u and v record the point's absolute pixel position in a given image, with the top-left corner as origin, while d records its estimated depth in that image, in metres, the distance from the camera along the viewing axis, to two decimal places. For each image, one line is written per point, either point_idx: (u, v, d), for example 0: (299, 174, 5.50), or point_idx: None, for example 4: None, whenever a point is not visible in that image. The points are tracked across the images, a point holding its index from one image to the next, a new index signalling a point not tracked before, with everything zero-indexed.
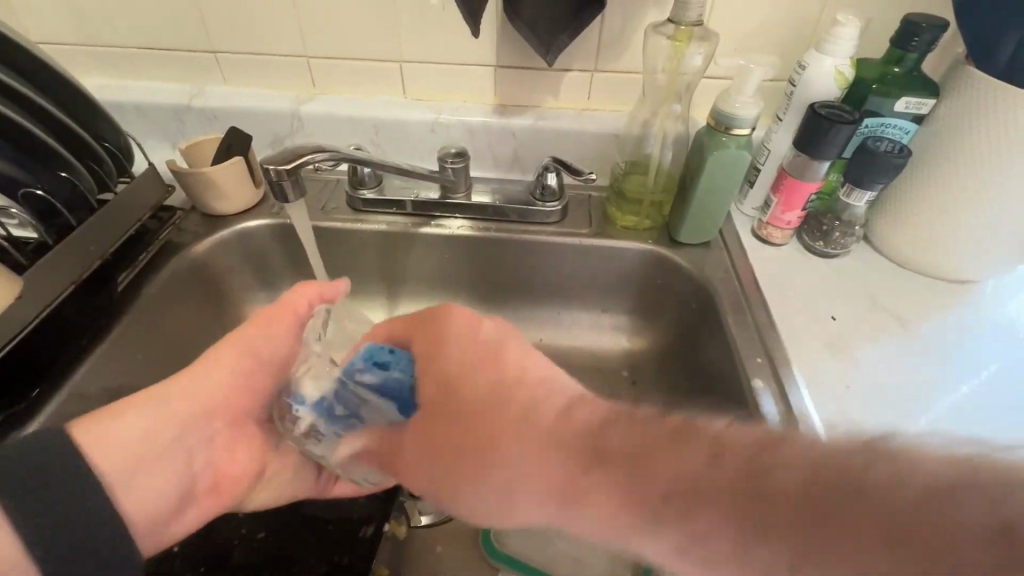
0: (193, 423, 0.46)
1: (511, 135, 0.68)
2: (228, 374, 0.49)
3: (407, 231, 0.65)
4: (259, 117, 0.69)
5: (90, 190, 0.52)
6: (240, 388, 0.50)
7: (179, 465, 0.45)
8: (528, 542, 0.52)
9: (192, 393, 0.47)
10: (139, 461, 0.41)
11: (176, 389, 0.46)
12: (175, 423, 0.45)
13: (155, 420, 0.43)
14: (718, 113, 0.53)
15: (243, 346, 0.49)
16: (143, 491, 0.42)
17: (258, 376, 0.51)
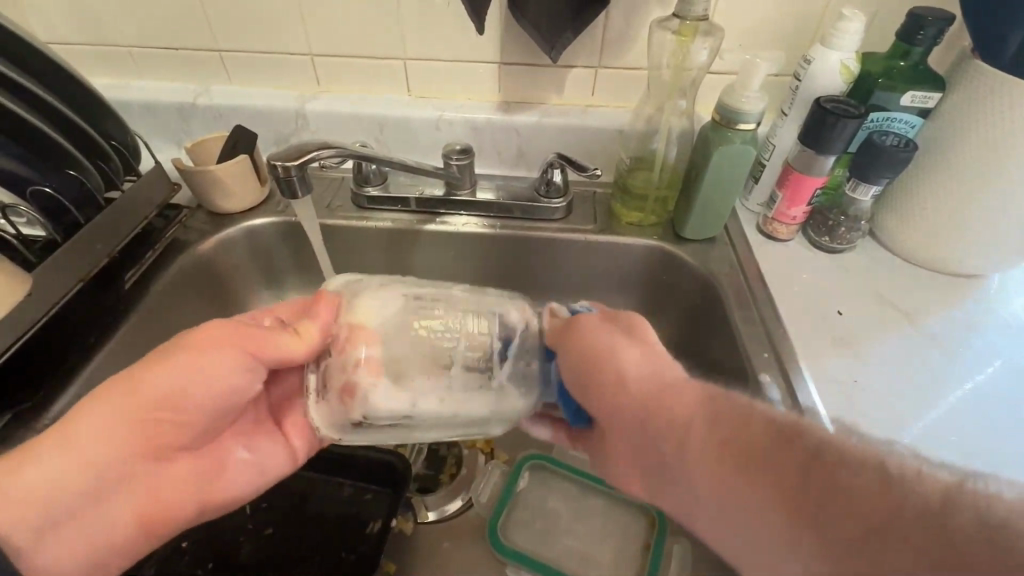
0: (116, 462, 0.39)
1: (516, 132, 0.68)
2: (146, 407, 0.40)
3: (411, 229, 0.65)
4: (263, 115, 0.69)
5: (98, 188, 0.52)
6: (164, 419, 0.41)
7: (111, 504, 0.39)
8: (534, 538, 0.52)
9: (102, 434, 0.38)
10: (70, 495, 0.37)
11: (88, 431, 0.38)
12: (92, 467, 0.38)
13: (71, 467, 0.37)
14: (724, 109, 0.53)
15: (171, 376, 0.40)
16: (73, 534, 0.37)
17: (191, 405, 0.42)
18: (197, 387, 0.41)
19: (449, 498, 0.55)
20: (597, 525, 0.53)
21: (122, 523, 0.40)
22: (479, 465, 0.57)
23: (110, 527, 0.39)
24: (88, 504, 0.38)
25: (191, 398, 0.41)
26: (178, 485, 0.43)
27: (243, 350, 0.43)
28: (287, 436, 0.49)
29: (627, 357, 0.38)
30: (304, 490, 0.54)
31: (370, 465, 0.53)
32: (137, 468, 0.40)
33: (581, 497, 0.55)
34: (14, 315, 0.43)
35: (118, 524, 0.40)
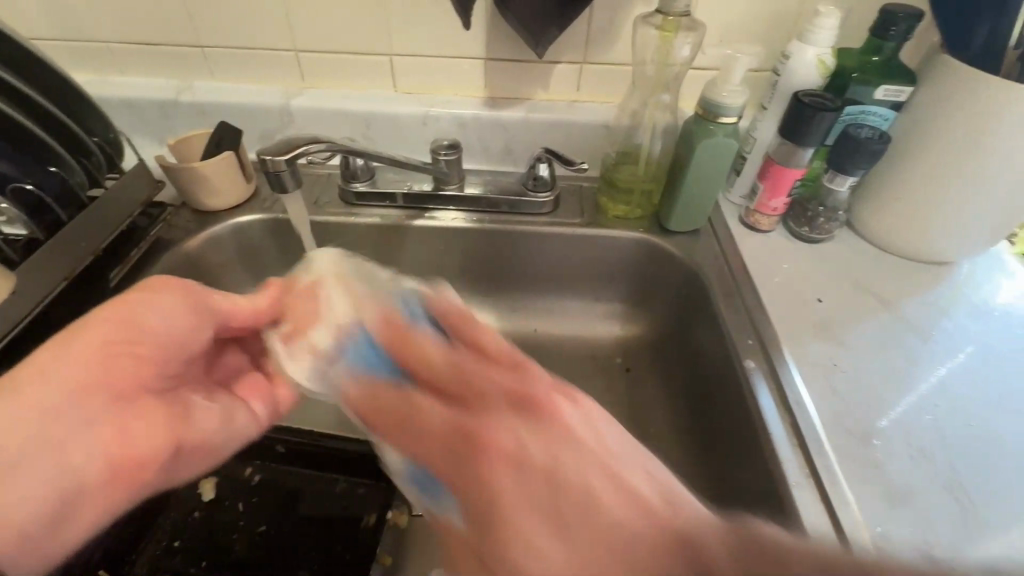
0: (72, 396, 0.36)
1: (502, 128, 0.69)
2: (96, 342, 0.38)
3: (400, 224, 0.65)
4: (248, 112, 0.69)
5: (81, 185, 0.51)
6: (124, 355, 0.39)
7: (67, 451, 0.34)
8: None
9: (58, 375, 0.36)
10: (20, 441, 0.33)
11: (36, 372, 0.35)
12: (40, 407, 0.35)
13: (20, 408, 0.34)
14: (706, 102, 0.55)
15: (119, 316, 0.39)
16: (30, 477, 0.33)
17: (146, 340, 0.40)
18: (155, 322, 0.41)
19: None
20: None
21: (90, 462, 0.35)
22: None
23: (70, 469, 0.34)
24: (43, 447, 0.34)
25: (142, 332, 0.40)
26: (143, 428, 0.37)
27: (200, 309, 0.44)
28: (246, 398, 0.46)
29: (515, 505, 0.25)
30: (296, 487, 0.54)
31: (364, 460, 0.53)
32: (98, 408, 0.36)
33: None
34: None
35: (84, 465, 0.35)
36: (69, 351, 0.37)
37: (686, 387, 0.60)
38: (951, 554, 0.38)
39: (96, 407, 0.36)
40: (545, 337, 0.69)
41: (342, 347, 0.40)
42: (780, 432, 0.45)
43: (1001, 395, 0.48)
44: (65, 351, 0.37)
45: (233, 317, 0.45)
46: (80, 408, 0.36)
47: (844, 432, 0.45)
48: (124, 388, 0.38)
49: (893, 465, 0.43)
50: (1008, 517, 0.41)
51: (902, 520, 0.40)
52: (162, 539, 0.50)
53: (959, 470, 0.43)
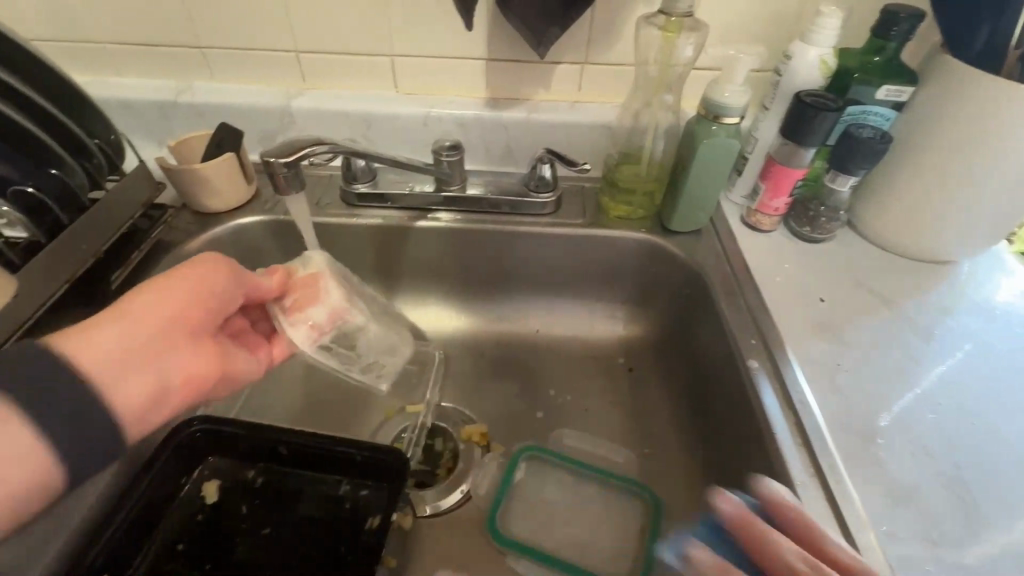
0: (172, 328, 0.37)
1: (503, 129, 0.69)
2: (193, 291, 0.39)
3: (402, 225, 0.65)
4: (247, 113, 0.68)
5: (81, 187, 0.51)
6: (213, 302, 0.40)
7: (168, 371, 0.36)
8: (536, 528, 0.53)
9: (160, 309, 0.36)
10: (126, 359, 0.33)
11: (130, 305, 0.35)
12: (136, 335, 0.35)
13: (123, 332, 0.34)
14: (708, 103, 0.55)
15: (206, 272, 0.40)
16: (131, 388, 0.33)
17: (228, 294, 0.41)
18: (232, 280, 0.42)
19: (450, 489, 0.55)
20: (595, 513, 0.54)
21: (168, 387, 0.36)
22: (475, 458, 0.58)
23: (168, 387, 0.36)
24: (146, 366, 0.34)
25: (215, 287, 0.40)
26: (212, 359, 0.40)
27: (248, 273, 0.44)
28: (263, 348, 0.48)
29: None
30: (299, 489, 0.54)
31: (367, 462, 0.53)
32: (188, 343, 0.38)
33: (579, 484, 0.56)
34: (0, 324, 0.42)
35: (173, 387, 0.36)
36: (165, 292, 0.37)
37: (689, 388, 0.60)
38: (954, 552, 0.39)
39: (179, 341, 0.37)
40: (548, 338, 0.69)
41: (722, 509, 0.37)
42: (785, 432, 0.45)
43: (1002, 395, 0.49)
44: (161, 292, 0.37)
45: (259, 287, 0.45)
46: (175, 339, 0.37)
47: (849, 432, 0.45)
48: (207, 325, 0.40)
49: (898, 464, 0.43)
50: (1010, 516, 0.41)
51: (906, 519, 0.40)
52: (167, 541, 0.50)
53: (963, 469, 0.44)
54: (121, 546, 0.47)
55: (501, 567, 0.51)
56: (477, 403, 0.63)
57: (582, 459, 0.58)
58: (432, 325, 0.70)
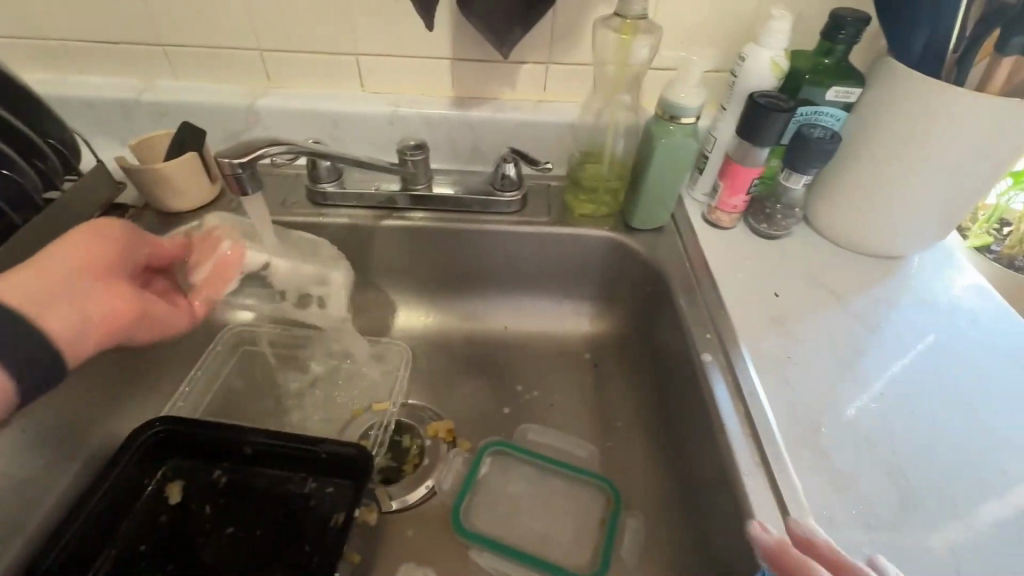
0: (73, 272, 0.41)
1: (469, 128, 0.69)
2: (82, 243, 0.42)
3: (368, 224, 0.65)
4: (210, 112, 0.68)
5: (36, 188, 0.50)
6: (103, 249, 0.43)
7: (77, 303, 0.40)
8: (498, 521, 0.54)
9: (66, 256, 0.41)
10: (61, 290, 0.39)
11: (39, 260, 0.40)
12: (49, 279, 0.39)
13: (49, 273, 0.39)
14: (664, 103, 0.56)
15: (94, 230, 0.44)
16: (61, 317, 0.38)
17: (117, 246, 0.45)
18: (123, 238, 0.45)
19: (415, 485, 0.56)
20: (557, 505, 0.55)
21: (93, 321, 0.41)
22: (441, 454, 0.59)
23: (79, 316, 0.40)
24: (66, 298, 0.39)
25: (109, 241, 0.44)
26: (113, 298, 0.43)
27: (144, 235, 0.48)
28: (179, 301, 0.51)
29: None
30: (263, 488, 0.54)
31: (331, 460, 0.53)
32: (91, 281, 0.42)
33: (543, 477, 0.57)
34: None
35: (87, 317, 0.40)
36: (63, 245, 0.41)
37: (650, 382, 0.61)
38: (887, 536, 0.41)
39: (86, 282, 0.41)
40: (515, 335, 0.70)
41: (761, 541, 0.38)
42: (734, 423, 0.46)
43: (941, 386, 0.51)
44: (63, 244, 0.42)
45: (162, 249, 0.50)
46: (84, 281, 0.41)
47: (795, 422, 0.47)
48: (104, 270, 0.43)
49: (840, 453, 0.45)
50: (941, 502, 0.43)
51: (844, 506, 0.42)
52: (128, 543, 0.50)
53: (902, 456, 0.46)
54: (82, 547, 0.47)
55: (465, 561, 0.51)
56: (444, 400, 0.64)
57: (546, 450, 0.59)
58: (400, 323, 0.70)
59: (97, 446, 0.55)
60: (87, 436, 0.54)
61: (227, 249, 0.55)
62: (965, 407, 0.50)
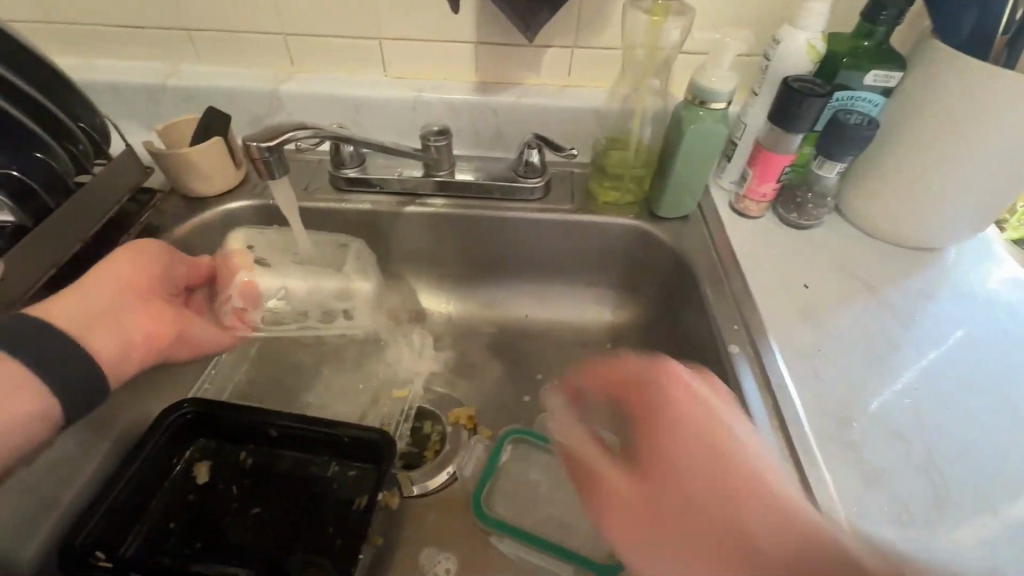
0: (115, 295, 0.44)
1: (492, 114, 0.68)
2: (125, 264, 0.46)
3: (391, 211, 0.65)
4: (235, 97, 0.68)
5: (68, 172, 0.51)
6: (143, 270, 0.47)
7: (121, 324, 0.44)
8: (519, 508, 0.54)
9: (111, 279, 0.45)
10: (105, 313, 0.43)
11: (88, 285, 0.44)
12: (97, 305, 0.43)
13: (95, 296, 0.43)
14: (694, 88, 0.55)
15: (133, 250, 0.47)
16: (105, 339, 0.42)
17: (156, 266, 0.48)
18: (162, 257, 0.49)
19: (436, 471, 0.56)
20: (579, 494, 0.55)
21: (133, 342, 0.44)
22: (462, 440, 0.59)
23: (122, 337, 0.43)
24: (110, 319, 0.43)
25: (145, 260, 0.47)
26: (156, 316, 0.46)
27: (180, 256, 0.51)
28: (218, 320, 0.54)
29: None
30: (287, 471, 0.55)
31: (354, 444, 0.54)
32: (133, 303, 0.45)
33: (563, 466, 0.57)
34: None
35: (130, 337, 0.44)
36: (108, 268, 0.45)
37: None
38: (920, 534, 0.40)
39: (129, 304, 0.45)
40: (535, 324, 0.69)
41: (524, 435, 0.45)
42: (762, 416, 0.46)
43: (973, 379, 0.50)
44: (107, 267, 0.45)
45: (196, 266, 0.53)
46: (127, 302, 0.45)
47: (826, 416, 0.46)
48: (145, 290, 0.47)
49: (872, 448, 0.44)
50: (977, 500, 0.42)
51: (875, 501, 0.41)
52: (157, 520, 0.51)
53: (937, 453, 0.44)
54: (112, 526, 0.48)
55: (485, 548, 0.51)
56: (465, 388, 0.64)
57: None
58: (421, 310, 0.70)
59: (127, 426, 0.56)
60: (118, 416, 0.55)
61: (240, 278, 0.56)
62: (1004, 403, 0.48)
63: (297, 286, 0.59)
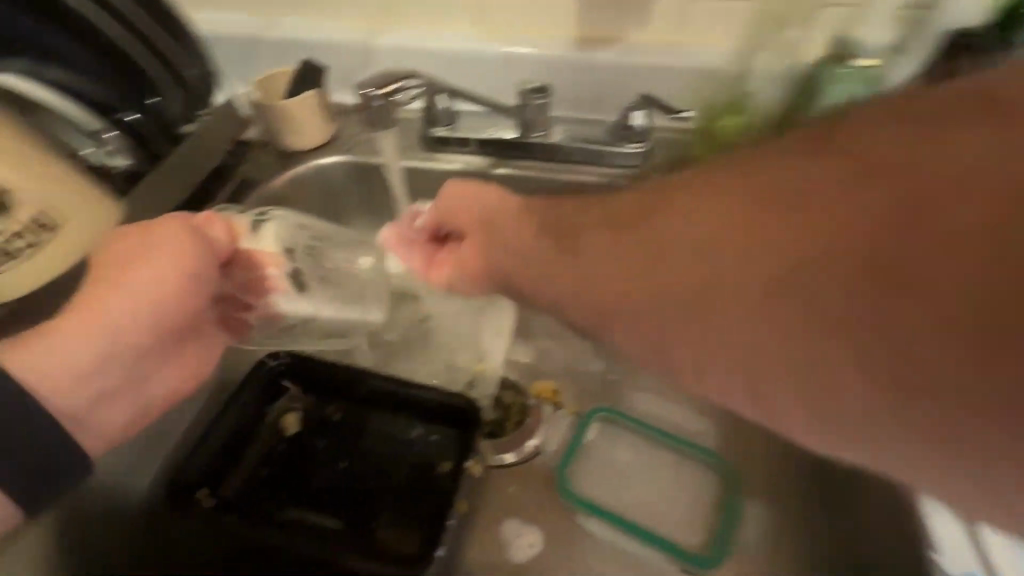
0: (138, 352, 0.39)
1: (592, 72, 0.63)
2: (149, 306, 0.39)
3: (479, 172, 0.63)
4: (329, 51, 0.67)
5: (178, 118, 0.52)
6: (169, 311, 0.40)
7: (142, 385, 0.41)
8: (606, 489, 0.52)
9: (133, 330, 0.38)
10: (120, 376, 0.38)
11: (88, 330, 0.36)
12: (110, 362, 0.37)
13: (104, 351, 0.37)
14: (835, 48, 0.54)
15: (158, 280, 0.39)
16: (115, 412, 0.39)
17: (185, 305, 0.41)
18: (194, 285, 0.41)
19: (520, 442, 0.54)
20: (670, 481, 0.52)
21: (150, 404, 0.42)
22: (547, 415, 0.56)
23: (138, 402, 0.41)
24: (127, 384, 0.39)
25: (178, 303, 0.40)
26: (172, 367, 0.43)
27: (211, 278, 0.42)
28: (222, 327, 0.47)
29: (926, 278, 0.21)
30: (372, 429, 0.55)
31: (441, 408, 0.53)
32: (157, 353, 0.41)
33: (653, 450, 0.54)
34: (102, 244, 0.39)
35: (145, 399, 0.41)
36: (131, 308, 0.38)
37: None
38: None
39: (149, 359, 0.41)
40: None
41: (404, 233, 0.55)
42: None
43: None
44: (129, 306, 0.38)
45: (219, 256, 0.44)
46: (143, 355, 0.40)
47: None
48: (169, 333, 0.41)
49: None
50: None
51: None
52: (250, 469, 0.52)
53: None
54: (212, 463, 0.50)
55: (571, 525, 0.50)
56: (550, 363, 0.62)
57: (658, 425, 0.56)
58: None
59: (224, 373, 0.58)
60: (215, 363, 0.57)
61: (271, 277, 0.47)
62: None
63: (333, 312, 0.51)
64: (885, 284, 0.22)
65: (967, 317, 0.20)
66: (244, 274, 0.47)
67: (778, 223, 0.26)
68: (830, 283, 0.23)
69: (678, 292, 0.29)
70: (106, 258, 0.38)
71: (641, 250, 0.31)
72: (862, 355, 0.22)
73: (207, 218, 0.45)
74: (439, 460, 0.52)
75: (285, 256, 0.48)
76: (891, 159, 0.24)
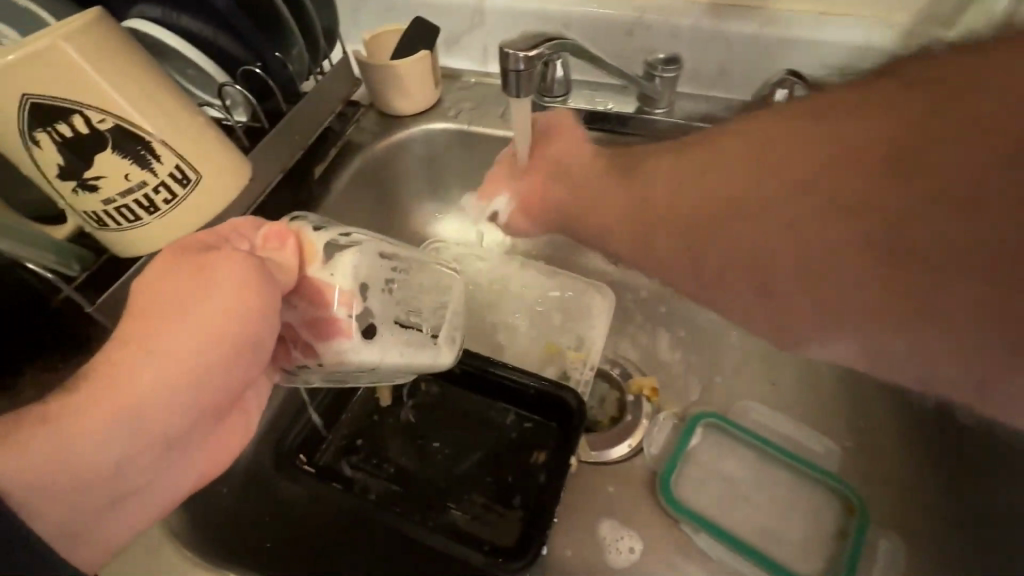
0: (169, 438, 0.30)
1: (725, 42, 0.57)
2: (188, 382, 0.30)
3: (586, 146, 0.59)
4: (438, 9, 0.63)
5: (301, 73, 0.51)
6: (210, 389, 0.31)
7: (173, 464, 0.32)
8: (711, 499, 0.48)
9: (163, 414, 0.29)
10: (145, 467, 0.30)
11: (115, 414, 0.28)
12: (135, 454, 0.29)
13: (127, 443, 0.29)
14: None
15: (198, 349, 0.30)
16: (137, 507, 0.31)
17: (232, 377, 0.31)
18: (245, 352, 0.31)
19: (617, 440, 0.51)
20: (783, 501, 0.48)
21: (180, 484, 0.34)
22: (647, 412, 0.53)
23: (165, 487, 0.33)
24: (155, 471, 0.31)
25: (218, 377, 0.31)
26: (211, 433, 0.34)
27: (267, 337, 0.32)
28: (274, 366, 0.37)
29: (933, 163, 0.28)
30: (466, 409, 0.53)
31: (540, 397, 0.50)
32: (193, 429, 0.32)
33: (765, 464, 0.49)
34: (160, 262, 0.31)
35: (175, 479, 0.33)
36: (161, 386, 0.29)
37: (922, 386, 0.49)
38: None
39: (185, 439, 0.32)
40: None
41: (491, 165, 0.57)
42: None
43: None
44: (160, 381, 0.29)
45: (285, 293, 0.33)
46: (176, 437, 0.31)
47: None
48: (209, 408, 0.32)
49: None
50: None
51: None
52: (344, 438, 0.52)
53: None
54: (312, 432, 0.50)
55: (673, 537, 0.47)
56: (650, 356, 0.58)
57: (771, 437, 0.51)
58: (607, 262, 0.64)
59: None
60: None
61: (335, 316, 0.34)
62: None
63: (412, 361, 0.37)
64: (911, 201, 0.29)
65: (966, 204, 0.27)
66: (307, 309, 0.34)
67: (825, 161, 0.32)
68: (873, 203, 0.30)
69: (748, 223, 0.36)
70: (144, 303, 0.30)
71: (709, 174, 0.38)
72: (893, 255, 0.30)
73: (275, 232, 0.34)
74: (534, 448, 0.50)
75: (359, 292, 0.34)
76: (909, 93, 0.30)
